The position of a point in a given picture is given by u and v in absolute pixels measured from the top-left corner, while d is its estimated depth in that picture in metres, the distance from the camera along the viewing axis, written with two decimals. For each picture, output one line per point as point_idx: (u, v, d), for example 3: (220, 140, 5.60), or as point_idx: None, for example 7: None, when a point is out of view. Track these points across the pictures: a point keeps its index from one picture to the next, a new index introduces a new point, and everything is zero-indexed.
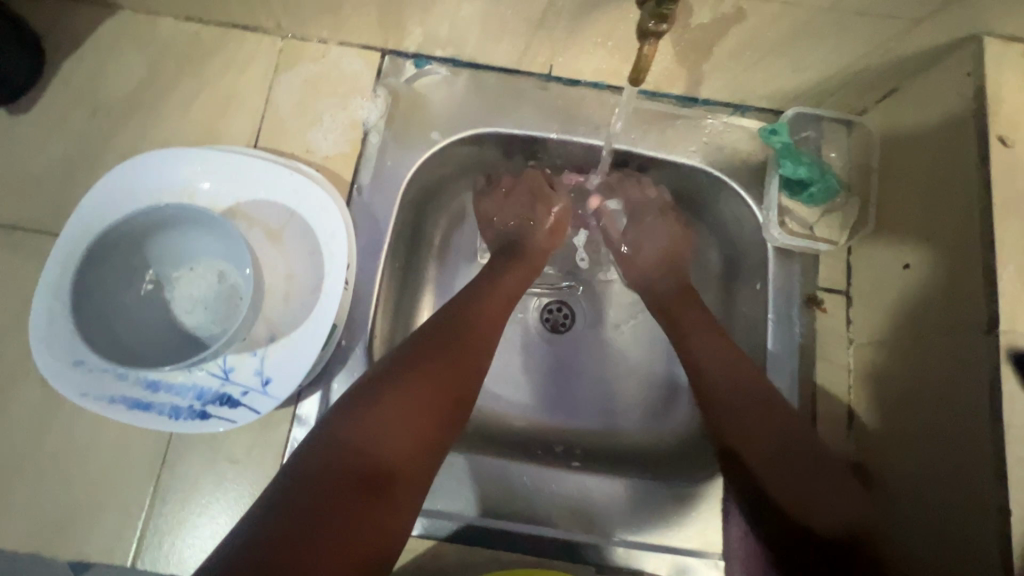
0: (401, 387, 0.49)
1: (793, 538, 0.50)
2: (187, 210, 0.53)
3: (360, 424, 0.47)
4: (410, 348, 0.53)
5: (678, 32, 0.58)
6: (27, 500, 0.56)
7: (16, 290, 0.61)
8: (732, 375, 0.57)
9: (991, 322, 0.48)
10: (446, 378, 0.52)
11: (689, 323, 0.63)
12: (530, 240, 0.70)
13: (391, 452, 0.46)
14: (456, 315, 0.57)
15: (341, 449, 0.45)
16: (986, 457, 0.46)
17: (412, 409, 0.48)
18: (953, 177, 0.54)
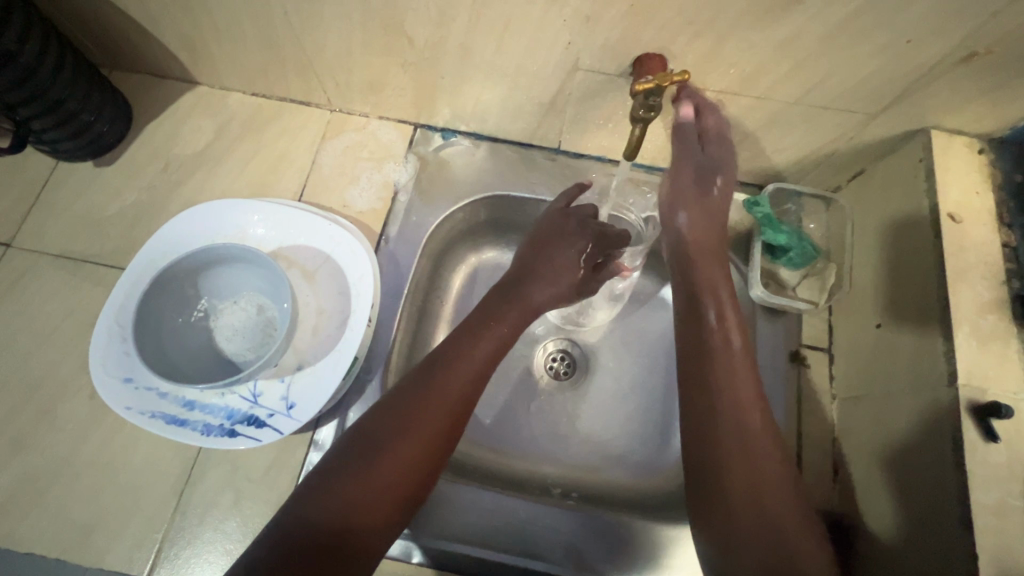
0: (371, 461, 0.49)
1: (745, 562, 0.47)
2: (241, 250, 0.62)
3: (326, 505, 0.46)
4: (413, 393, 0.53)
5: (668, 118, 0.67)
6: (62, 507, 0.60)
7: (79, 315, 0.69)
8: (756, 461, 0.51)
9: (951, 375, 0.52)
10: (420, 445, 0.51)
11: (734, 378, 0.55)
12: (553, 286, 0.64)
13: (362, 513, 0.47)
14: (435, 372, 0.55)
15: (306, 531, 0.45)
16: (953, 503, 0.49)
17: (380, 485, 0.48)
18: (914, 246, 0.61)
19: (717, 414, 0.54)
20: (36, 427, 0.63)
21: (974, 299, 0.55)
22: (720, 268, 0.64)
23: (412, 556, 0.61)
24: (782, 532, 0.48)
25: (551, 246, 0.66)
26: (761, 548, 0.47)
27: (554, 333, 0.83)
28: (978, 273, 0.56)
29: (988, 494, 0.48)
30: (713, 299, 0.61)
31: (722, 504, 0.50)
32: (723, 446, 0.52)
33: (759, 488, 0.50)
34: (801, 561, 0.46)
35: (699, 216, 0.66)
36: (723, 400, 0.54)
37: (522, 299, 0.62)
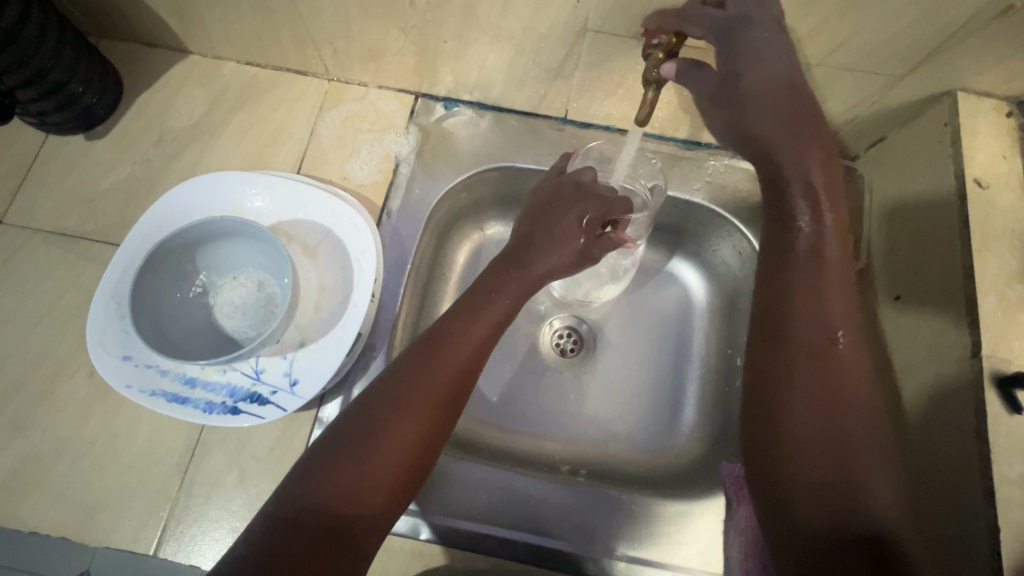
0: (370, 439, 0.47)
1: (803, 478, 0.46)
2: (238, 223, 0.60)
3: (327, 484, 0.45)
4: (413, 367, 0.52)
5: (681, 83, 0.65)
6: (64, 485, 0.60)
7: (75, 293, 0.67)
8: (829, 371, 0.50)
9: (975, 346, 0.51)
10: (419, 423, 0.50)
11: (817, 287, 0.53)
12: (544, 257, 0.61)
13: (369, 489, 0.46)
14: (435, 345, 0.54)
15: (305, 514, 0.43)
16: (975, 477, 0.48)
17: (384, 461, 0.47)
18: (936, 217, 0.58)
19: (790, 329, 0.53)
20: (37, 407, 0.62)
21: (1000, 269, 0.53)
22: (817, 157, 0.55)
23: (420, 532, 0.60)
24: (838, 441, 0.47)
25: (552, 213, 0.62)
26: (818, 456, 0.47)
27: (561, 308, 0.81)
28: (1005, 241, 0.54)
29: (1012, 467, 0.47)
30: (806, 203, 0.55)
31: (778, 415, 0.50)
32: (792, 356, 0.51)
33: (826, 395, 0.49)
34: (864, 473, 0.45)
35: (767, 115, 0.54)
36: (800, 318, 0.52)
37: (524, 273, 0.61)
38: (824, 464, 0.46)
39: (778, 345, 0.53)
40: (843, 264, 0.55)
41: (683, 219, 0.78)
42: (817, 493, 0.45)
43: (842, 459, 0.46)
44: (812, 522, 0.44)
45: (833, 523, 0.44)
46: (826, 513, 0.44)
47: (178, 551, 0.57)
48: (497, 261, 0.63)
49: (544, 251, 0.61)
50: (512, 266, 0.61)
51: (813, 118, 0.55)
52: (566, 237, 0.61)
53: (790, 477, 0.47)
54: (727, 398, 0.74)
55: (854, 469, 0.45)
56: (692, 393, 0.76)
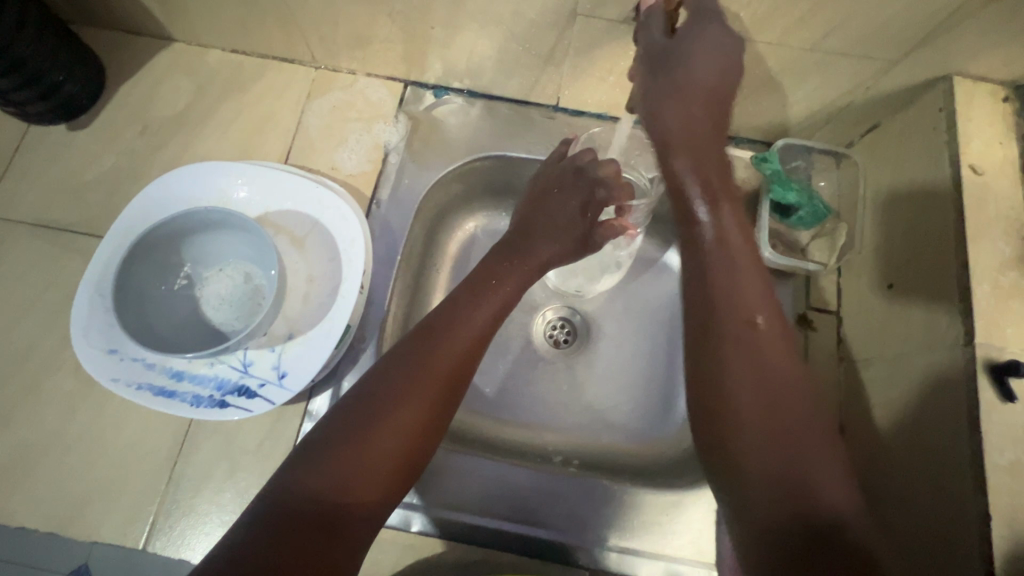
0: (365, 429, 0.47)
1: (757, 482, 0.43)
2: (224, 214, 0.59)
3: (321, 474, 0.44)
4: (410, 357, 0.51)
5: None
6: (52, 480, 0.59)
7: (61, 286, 0.66)
8: (765, 363, 0.47)
9: (969, 334, 0.50)
10: (416, 412, 0.49)
11: (734, 276, 0.50)
12: (546, 244, 0.61)
13: (363, 480, 0.45)
14: (434, 335, 0.53)
15: (299, 504, 0.43)
16: (967, 466, 0.48)
17: (379, 452, 0.46)
18: (932, 204, 0.57)
19: (715, 319, 0.49)
20: (23, 402, 0.61)
21: (994, 256, 0.52)
22: (714, 158, 0.55)
23: (412, 524, 0.60)
24: (787, 439, 0.44)
25: (552, 201, 0.63)
26: (771, 459, 0.43)
27: (554, 299, 0.81)
28: (1000, 228, 0.53)
29: (1004, 455, 0.47)
30: (703, 198, 0.53)
31: (722, 420, 0.46)
32: (721, 351, 0.48)
33: (767, 391, 0.46)
34: (814, 469, 0.43)
35: (677, 109, 0.56)
36: (726, 307, 0.49)
37: (524, 262, 0.60)
38: (777, 464, 0.43)
39: (714, 340, 0.49)
40: (749, 250, 0.52)
41: (677, 208, 0.78)
42: (769, 496, 0.43)
43: (791, 459, 0.43)
44: (768, 527, 0.42)
45: (791, 531, 0.41)
46: (787, 520, 0.41)
47: (168, 546, 0.57)
48: (490, 251, 0.62)
49: (546, 238, 0.62)
50: (509, 254, 0.61)
51: (723, 117, 0.57)
52: (566, 225, 0.62)
53: (745, 481, 0.44)
54: None
55: (805, 466, 0.43)
56: (685, 383, 0.76)
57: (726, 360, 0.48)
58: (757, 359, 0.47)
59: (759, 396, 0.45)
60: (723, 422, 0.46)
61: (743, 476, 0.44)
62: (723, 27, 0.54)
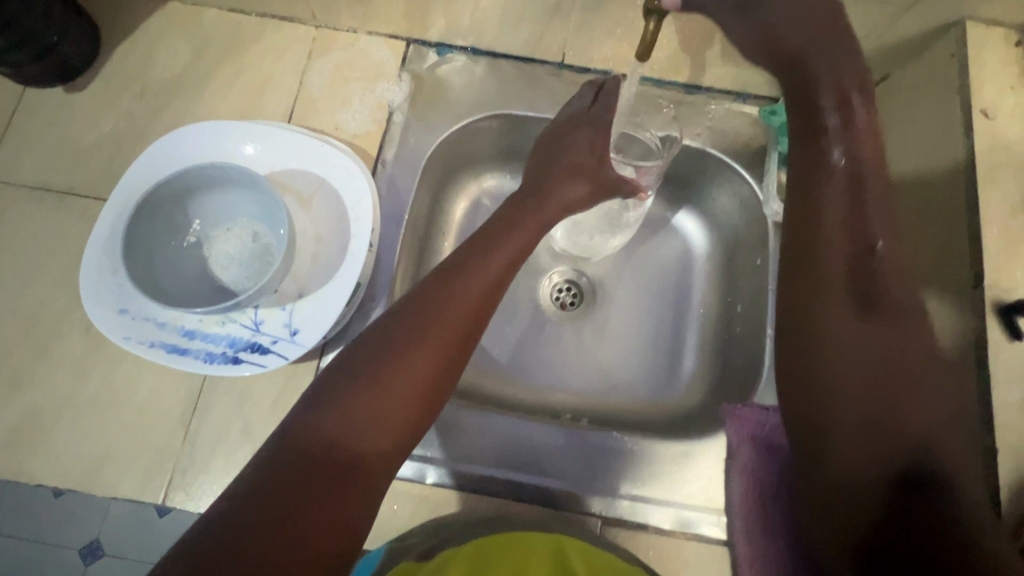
0: (376, 375, 0.47)
1: (855, 425, 0.44)
2: (229, 170, 0.58)
3: (333, 417, 0.45)
4: (420, 306, 0.51)
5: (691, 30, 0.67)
6: (67, 440, 0.59)
7: (65, 251, 0.65)
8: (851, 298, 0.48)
9: (977, 277, 0.51)
10: (430, 357, 0.49)
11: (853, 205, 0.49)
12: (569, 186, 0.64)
13: (373, 426, 0.45)
14: (446, 284, 0.53)
15: (314, 443, 0.43)
16: (973, 405, 0.49)
17: (392, 398, 0.47)
18: (941, 151, 0.57)
19: (821, 253, 0.50)
20: (33, 365, 0.62)
21: (1004, 200, 0.53)
22: (851, 67, 0.49)
23: (426, 477, 0.61)
24: (892, 377, 0.44)
25: (565, 140, 0.66)
26: (862, 395, 0.44)
27: (560, 262, 0.81)
28: (1011, 172, 0.53)
29: (1012, 392, 0.47)
30: (839, 120, 0.50)
31: (805, 353, 0.49)
32: (825, 285, 0.49)
33: (874, 343, 0.46)
34: (917, 410, 0.43)
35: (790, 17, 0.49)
36: (837, 242, 0.49)
37: (535, 211, 0.62)
38: (870, 401, 0.44)
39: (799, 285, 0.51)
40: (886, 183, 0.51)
41: (684, 167, 0.77)
42: (865, 439, 0.43)
43: (892, 402, 0.43)
44: (861, 464, 0.43)
45: (885, 466, 0.42)
46: (871, 457, 0.42)
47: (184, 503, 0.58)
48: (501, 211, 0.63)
49: (567, 180, 0.64)
50: (524, 208, 0.62)
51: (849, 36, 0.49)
52: (579, 163, 0.65)
53: (836, 419, 0.45)
54: (728, 344, 0.74)
55: (904, 407, 0.43)
56: (691, 341, 0.77)
57: (828, 300, 0.49)
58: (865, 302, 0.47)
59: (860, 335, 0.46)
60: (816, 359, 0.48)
61: (840, 419, 0.45)
62: None
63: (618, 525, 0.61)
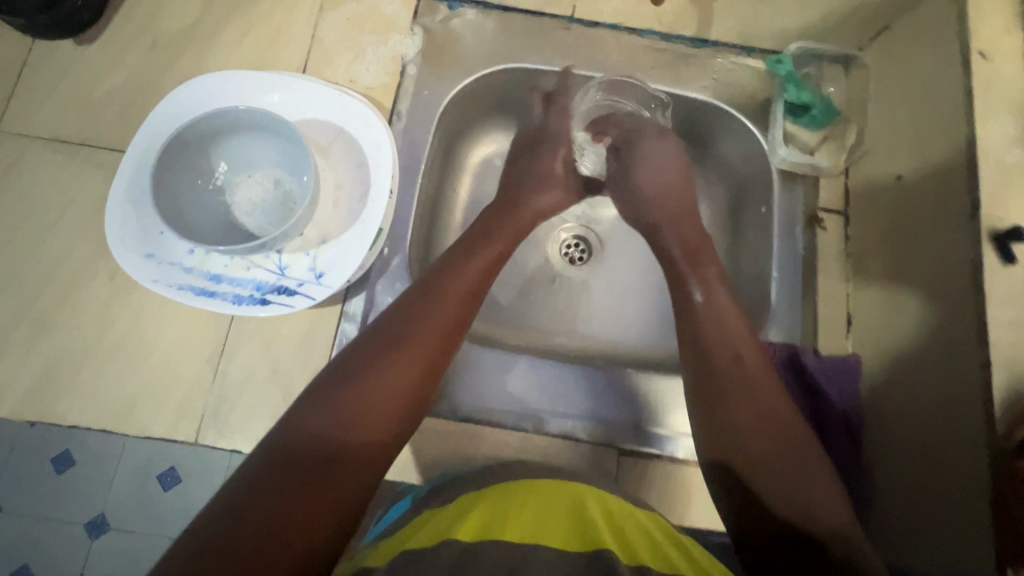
0: (354, 386, 0.44)
1: (761, 486, 0.45)
2: (252, 114, 0.59)
3: (310, 426, 0.42)
4: (400, 316, 0.49)
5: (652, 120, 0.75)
6: (98, 383, 0.61)
7: (84, 200, 0.66)
8: (803, 454, 0.46)
9: (973, 206, 0.53)
10: (410, 365, 0.47)
11: (727, 332, 0.53)
12: (528, 199, 0.66)
13: (354, 437, 0.42)
14: (426, 291, 0.52)
15: (303, 445, 0.41)
16: (970, 321, 0.51)
17: (378, 405, 0.44)
18: (940, 92, 0.60)
19: (710, 345, 0.52)
20: (59, 311, 0.62)
21: (1003, 136, 0.54)
22: (686, 226, 0.64)
23: (452, 411, 0.64)
24: (788, 433, 0.47)
25: (536, 155, 0.71)
26: (767, 454, 0.46)
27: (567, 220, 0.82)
28: (1011, 109, 0.55)
29: (1007, 310, 0.50)
30: (685, 258, 0.60)
31: (726, 418, 0.48)
32: (727, 382, 0.50)
33: (763, 411, 0.48)
34: (814, 480, 0.44)
35: (648, 172, 0.69)
36: (723, 352, 0.51)
37: (510, 232, 0.61)
38: (774, 463, 0.45)
39: (710, 366, 0.51)
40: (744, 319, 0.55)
41: (689, 121, 0.79)
42: (774, 502, 0.44)
43: (794, 475, 0.45)
44: (770, 525, 0.44)
45: (789, 529, 0.43)
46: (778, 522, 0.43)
47: (203, 457, 0.60)
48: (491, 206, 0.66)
49: (525, 194, 0.67)
50: (495, 222, 0.62)
51: (683, 209, 0.66)
52: (544, 175, 0.69)
53: (749, 478, 0.46)
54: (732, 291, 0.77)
55: (801, 472, 0.45)
56: None
57: (731, 382, 0.49)
58: (752, 383, 0.49)
59: (768, 427, 0.47)
60: (714, 425, 0.49)
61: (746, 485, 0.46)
62: (672, 141, 0.71)
63: (634, 455, 0.64)
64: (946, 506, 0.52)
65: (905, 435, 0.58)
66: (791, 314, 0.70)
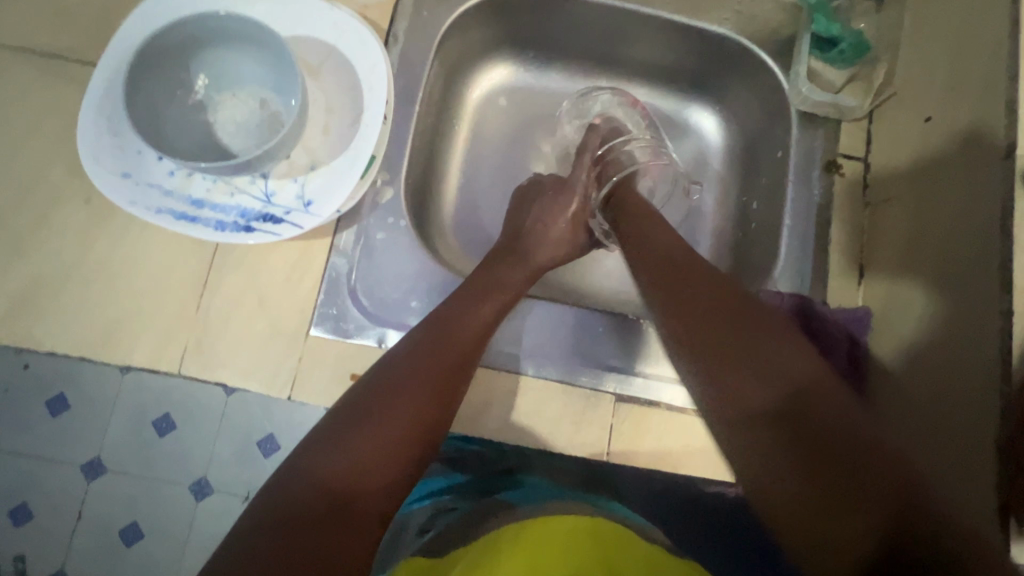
0: (370, 419, 0.44)
1: (785, 457, 0.38)
2: (233, 23, 0.55)
3: (327, 461, 0.42)
4: (413, 347, 0.50)
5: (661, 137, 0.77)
6: (75, 311, 0.58)
7: (57, 117, 0.61)
8: (780, 363, 0.40)
9: (1009, 148, 0.49)
10: (424, 395, 0.47)
11: (690, 274, 0.49)
12: (539, 252, 0.64)
13: (366, 473, 0.42)
14: (439, 325, 0.52)
15: (310, 487, 0.40)
16: (995, 269, 0.48)
17: (385, 437, 0.44)
18: (983, 24, 0.55)
19: (684, 280, 0.49)
20: (34, 233, 0.59)
21: None
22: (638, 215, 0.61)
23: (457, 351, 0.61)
24: (787, 367, 0.40)
25: (536, 205, 0.68)
26: (766, 400, 0.39)
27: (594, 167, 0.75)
28: None
29: None
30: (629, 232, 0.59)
31: (712, 369, 0.42)
32: (700, 322, 0.45)
33: (741, 350, 0.41)
34: (832, 410, 0.38)
35: (622, 194, 0.65)
36: (693, 289, 0.47)
37: (525, 265, 0.62)
38: (774, 410, 0.39)
39: (684, 299, 0.47)
40: (687, 254, 0.52)
41: (706, 58, 0.74)
42: (799, 470, 0.37)
43: (805, 407, 0.38)
44: (796, 491, 0.37)
45: (823, 480, 0.36)
46: (796, 474, 0.37)
47: (200, 403, 0.58)
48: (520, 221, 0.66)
49: (536, 243, 0.64)
50: (507, 265, 0.61)
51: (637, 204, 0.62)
52: (559, 231, 0.66)
53: (752, 443, 0.39)
54: (740, 239, 0.74)
55: (814, 405, 0.38)
56: (704, 238, 0.77)
57: (712, 314, 0.44)
58: (728, 312, 0.44)
59: (738, 358, 0.41)
60: (709, 372, 0.43)
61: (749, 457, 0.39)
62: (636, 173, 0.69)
63: (631, 402, 0.62)
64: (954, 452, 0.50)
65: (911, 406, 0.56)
66: (804, 264, 0.67)
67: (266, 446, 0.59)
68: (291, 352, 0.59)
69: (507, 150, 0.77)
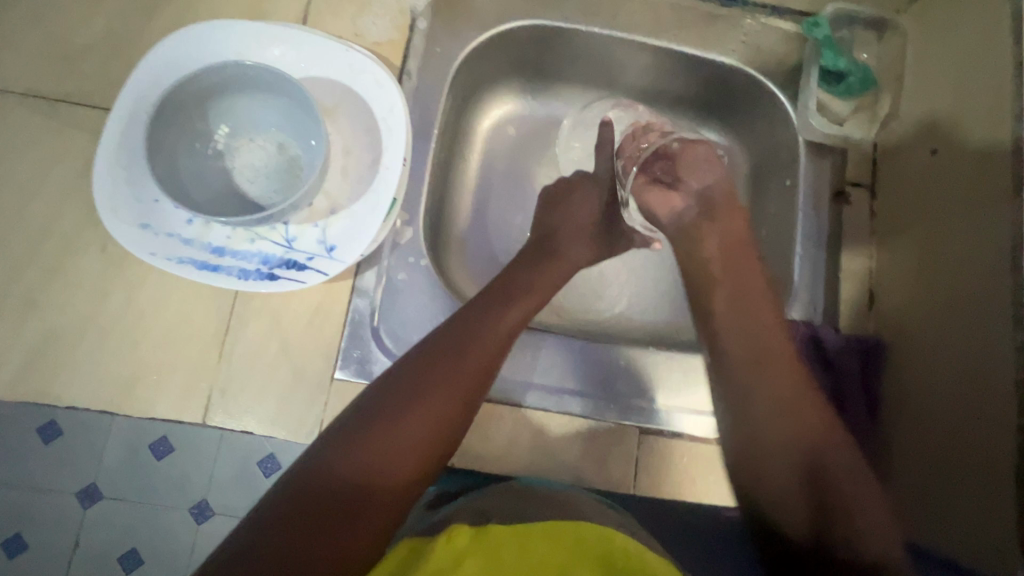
0: (388, 422, 0.42)
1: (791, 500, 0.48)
2: (253, 70, 0.54)
3: (344, 462, 0.40)
4: (435, 345, 0.48)
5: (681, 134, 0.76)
6: (94, 363, 0.57)
7: (67, 164, 0.60)
8: (800, 429, 0.50)
9: (1017, 185, 0.51)
10: (444, 400, 0.45)
11: (736, 324, 0.56)
12: (573, 249, 0.64)
13: (381, 479, 0.40)
14: (461, 326, 0.50)
15: (324, 485, 0.39)
16: (1006, 304, 0.50)
17: (400, 442, 0.42)
18: (986, 63, 0.57)
19: (739, 345, 0.54)
20: (48, 284, 0.58)
21: None
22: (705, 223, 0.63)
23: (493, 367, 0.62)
24: (816, 444, 0.49)
25: (566, 204, 0.67)
26: (789, 460, 0.49)
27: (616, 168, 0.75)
28: None
29: None
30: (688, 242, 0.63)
31: (753, 415, 0.51)
32: (756, 382, 0.52)
33: (783, 408, 0.51)
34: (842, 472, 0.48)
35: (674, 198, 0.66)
36: (740, 345, 0.54)
37: (555, 262, 0.61)
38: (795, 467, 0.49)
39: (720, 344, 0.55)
40: (748, 313, 0.56)
41: (714, 87, 0.75)
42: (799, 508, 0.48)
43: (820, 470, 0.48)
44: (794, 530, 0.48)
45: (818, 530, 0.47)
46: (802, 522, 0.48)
47: (198, 426, 0.57)
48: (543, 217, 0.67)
49: (568, 240, 0.64)
50: (536, 265, 0.59)
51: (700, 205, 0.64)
52: (587, 228, 0.66)
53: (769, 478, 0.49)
54: None
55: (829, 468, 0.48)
56: None
57: (773, 387, 0.51)
58: (778, 369, 0.53)
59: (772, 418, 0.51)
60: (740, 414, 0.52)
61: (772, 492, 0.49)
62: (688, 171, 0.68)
63: (655, 433, 0.63)
64: (968, 472, 0.52)
65: (919, 432, 0.58)
66: (816, 291, 0.68)
67: (266, 466, 0.57)
68: (316, 396, 0.58)
69: (518, 180, 0.77)
